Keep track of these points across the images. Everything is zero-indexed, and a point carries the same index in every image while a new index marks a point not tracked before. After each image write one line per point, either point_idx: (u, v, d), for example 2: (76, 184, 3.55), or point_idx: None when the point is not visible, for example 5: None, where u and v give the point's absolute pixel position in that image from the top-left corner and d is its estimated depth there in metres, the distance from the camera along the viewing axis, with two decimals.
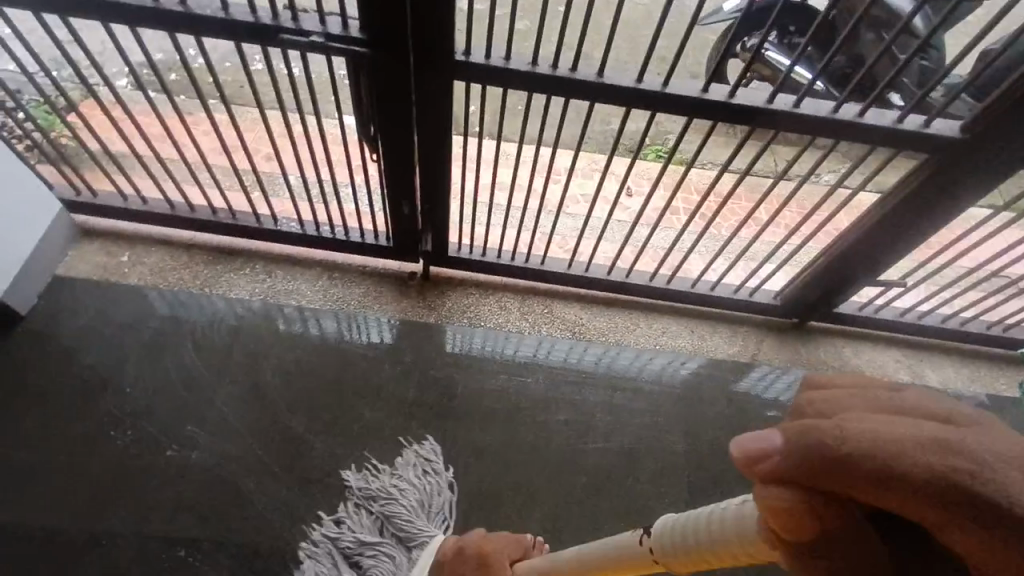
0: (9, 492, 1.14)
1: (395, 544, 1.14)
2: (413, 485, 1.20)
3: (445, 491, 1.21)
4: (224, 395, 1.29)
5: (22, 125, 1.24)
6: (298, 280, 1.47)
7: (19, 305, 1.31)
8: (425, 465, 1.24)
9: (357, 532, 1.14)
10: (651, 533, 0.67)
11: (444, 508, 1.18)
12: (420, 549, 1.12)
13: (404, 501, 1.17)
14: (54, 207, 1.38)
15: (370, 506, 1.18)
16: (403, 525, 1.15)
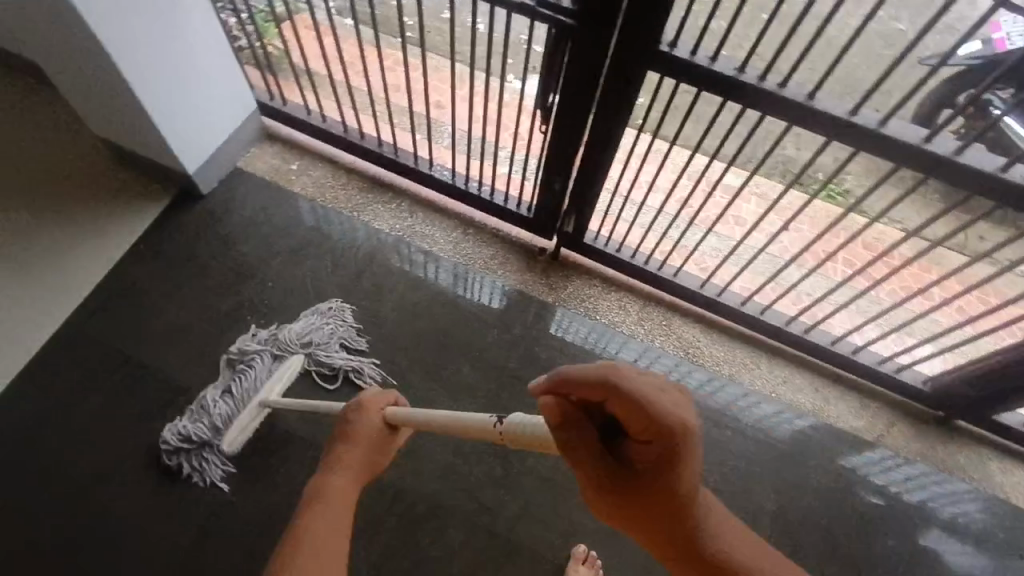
0: (159, 343, 1.31)
1: (268, 357, 1.27)
2: (319, 325, 1.33)
3: (340, 332, 1.33)
4: (346, 313, 1.38)
5: (245, 27, 1.38)
6: (435, 226, 1.53)
7: (202, 185, 1.47)
8: (334, 314, 1.36)
9: (253, 340, 1.29)
10: (504, 421, 0.75)
11: (331, 349, 1.31)
12: (288, 370, 1.26)
13: (285, 330, 1.31)
14: (251, 107, 1.52)
15: (263, 336, 1.31)
16: (280, 348, 1.28)
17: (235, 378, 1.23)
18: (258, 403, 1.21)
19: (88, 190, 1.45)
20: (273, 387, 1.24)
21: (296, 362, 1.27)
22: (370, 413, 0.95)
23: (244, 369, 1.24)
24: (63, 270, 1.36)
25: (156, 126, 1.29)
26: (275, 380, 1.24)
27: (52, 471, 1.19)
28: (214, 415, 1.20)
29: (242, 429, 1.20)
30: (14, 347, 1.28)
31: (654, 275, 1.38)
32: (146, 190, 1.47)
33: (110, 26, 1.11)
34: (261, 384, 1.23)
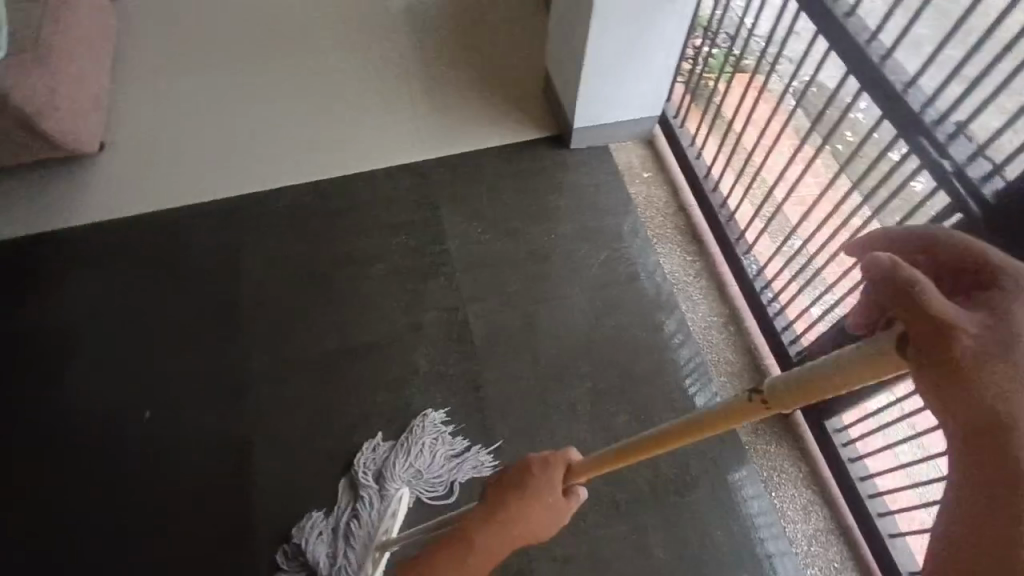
0: (457, 215, 1.59)
1: (375, 492, 1.23)
2: (418, 443, 1.28)
3: (438, 447, 1.28)
4: (580, 301, 1.47)
5: (704, 56, 1.55)
6: (706, 300, 1.50)
7: (575, 140, 1.69)
8: (445, 442, 1.29)
9: (356, 474, 1.25)
10: (761, 389, 0.61)
11: (433, 466, 1.27)
12: (401, 503, 1.23)
13: (397, 457, 1.26)
14: (655, 113, 1.69)
15: (368, 467, 1.26)
16: (387, 477, 1.24)
17: (355, 522, 1.20)
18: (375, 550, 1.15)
19: (509, 93, 1.80)
20: (390, 528, 1.20)
21: (404, 493, 1.23)
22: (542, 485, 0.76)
23: (356, 507, 1.22)
24: (452, 130, 1.73)
25: (581, 77, 1.55)
26: (389, 519, 1.20)
27: (341, 233, 1.55)
28: (341, 565, 1.16)
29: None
30: (392, 151, 1.69)
31: (867, 512, 1.22)
32: (540, 119, 1.76)
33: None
34: (376, 519, 1.21)
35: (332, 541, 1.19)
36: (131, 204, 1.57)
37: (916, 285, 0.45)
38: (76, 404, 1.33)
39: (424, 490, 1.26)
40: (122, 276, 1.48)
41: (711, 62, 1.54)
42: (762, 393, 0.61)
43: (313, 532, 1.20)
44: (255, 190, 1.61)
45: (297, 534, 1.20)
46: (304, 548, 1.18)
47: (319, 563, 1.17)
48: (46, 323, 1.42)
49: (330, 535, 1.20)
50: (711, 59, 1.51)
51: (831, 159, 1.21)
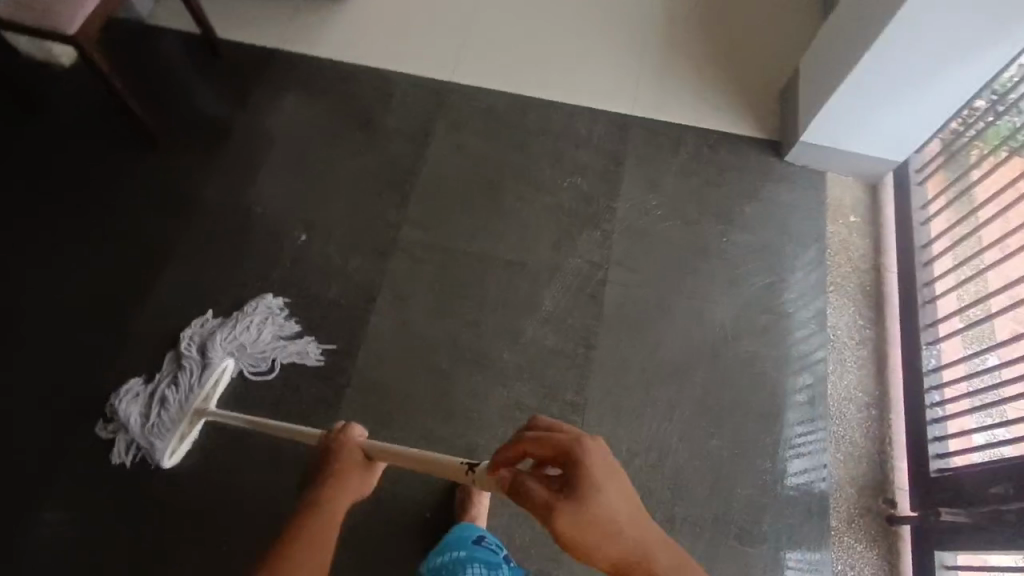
0: (640, 178, 1.54)
1: (198, 363, 1.29)
2: (247, 325, 1.32)
3: (266, 330, 1.33)
4: (724, 313, 1.39)
5: (977, 125, 1.37)
6: (858, 372, 1.35)
7: (792, 154, 1.56)
8: (276, 323, 1.35)
9: (180, 348, 1.30)
10: (473, 468, 0.80)
11: (259, 348, 1.32)
12: (224, 373, 1.30)
13: (221, 332, 1.31)
14: (895, 160, 1.50)
15: (195, 340, 1.31)
16: (208, 349, 1.29)
17: (172, 390, 1.26)
18: (193, 414, 1.25)
19: (742, 80, 1.68)
20: (208, 394, 1.27)
21: (227, 365, 1.29)
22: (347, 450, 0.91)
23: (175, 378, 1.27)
24: (670, 96, 1.66)
25: (831, 94, 1.40)
26: (211, 386, 1.27)
27: (523, 151, 1.57)
28: (156, 429, 1.23)
29: (180, 438, 1.24)
30: (603, 94, 1.66)
31: None
32: (763, 118, 1.63)
33: (921, 21, 1.21)
34: (193, 387, 1.26)
35: (147, 408, 1.26)
36: (358, 54, 1.69)
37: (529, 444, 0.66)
38: (254, 203, 1.49)
39: (249, 366, 1.32)
40: (326, 113, 1.60)
41: (982, 135, 1.36)
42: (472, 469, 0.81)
43: (131, 398, 1.26)
44: (465, 81, 1.66)
45: (116, 402, 1.26)
46: (121, 413, 1.25)
47: (132, 427, 1.24)
48: (255, 127, 1.58)
49: (148, 403, 1.26)
50: (985, 131, 1.34)
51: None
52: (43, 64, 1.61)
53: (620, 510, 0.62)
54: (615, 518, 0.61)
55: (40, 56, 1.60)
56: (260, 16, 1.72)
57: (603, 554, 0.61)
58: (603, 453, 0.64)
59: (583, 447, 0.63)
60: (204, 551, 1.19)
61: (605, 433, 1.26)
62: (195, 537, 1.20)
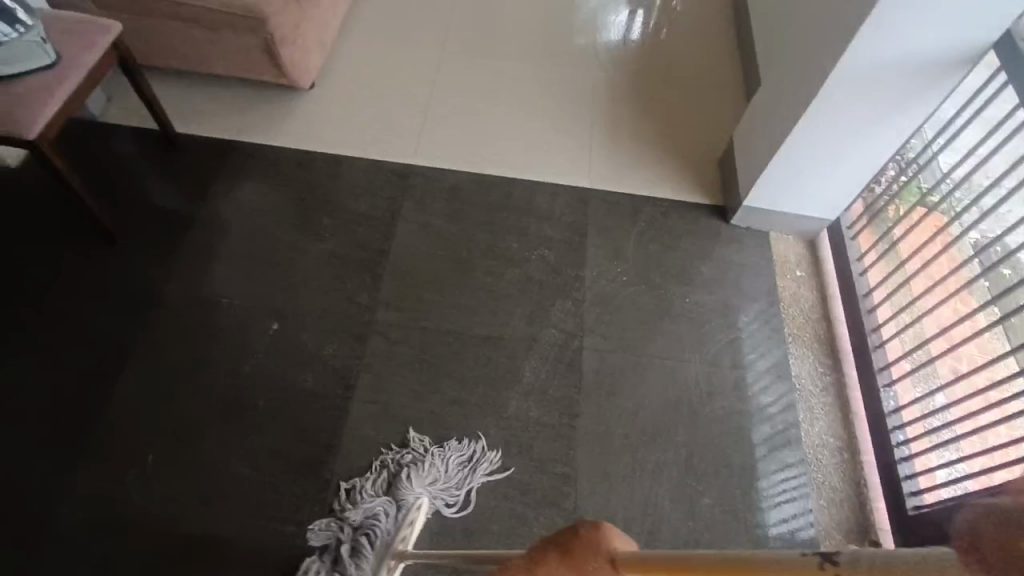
0: (602, 248, 1.62)
1: (388, 501, 1.23)
2: (431, 459, 1.27)
3: (450, 461, 1.27)
4: (696, 370, 1.45)
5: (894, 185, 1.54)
6: (826, 418, 1.43)
7: (738, 218, 1.68)
8: (459, 456, 1.28)
9: (360, 490, 1.24)
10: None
11: (450, 484, 1.26)
12: (419, 512, 1.21)
13: (413, 470, 1.26)
14: (829, 218, 1.65)
15: (367, 478, 1.26)
16: (398, 485, 1.24)
17: (364, 534, 1.19)
18: (388, 558, 1.13)
19: (683, 154, 1.82)
20: (404, 536, 1.18)
21: (422, 504, 1.22)
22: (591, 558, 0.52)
23: (364, 526, 1.20)
24: (619, 170, 1.77)
25: (769, 162, 1.54)
26: (407, 525, 1.19)
27: (490, 228, 1.62)
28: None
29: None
30: (559, 169, 1.76)
31: None
32: (707, 186, 1.77)
33: (838, 101, 1.37)
34: (383, 533, 1.20)
35: (348, 562, 1.16)
36: (320, 143, 1.72)
37: None
38: (220, 295, 1.46)
39: (441, 503, 1.25)
40: (291, 201, 1.61)
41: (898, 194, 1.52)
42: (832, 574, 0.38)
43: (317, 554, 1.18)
44: (427, 164, 1.72)
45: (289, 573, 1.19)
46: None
47: None
48: (218, 219, 1.56)
49: (341, 557, 1.17)
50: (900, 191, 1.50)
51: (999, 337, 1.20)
52: None
53: None
54: None
55: None
56: (219, 110, 1.74)
57: None
58: None
59: None
60: None
61: (597, 503, 1.26)
62: None
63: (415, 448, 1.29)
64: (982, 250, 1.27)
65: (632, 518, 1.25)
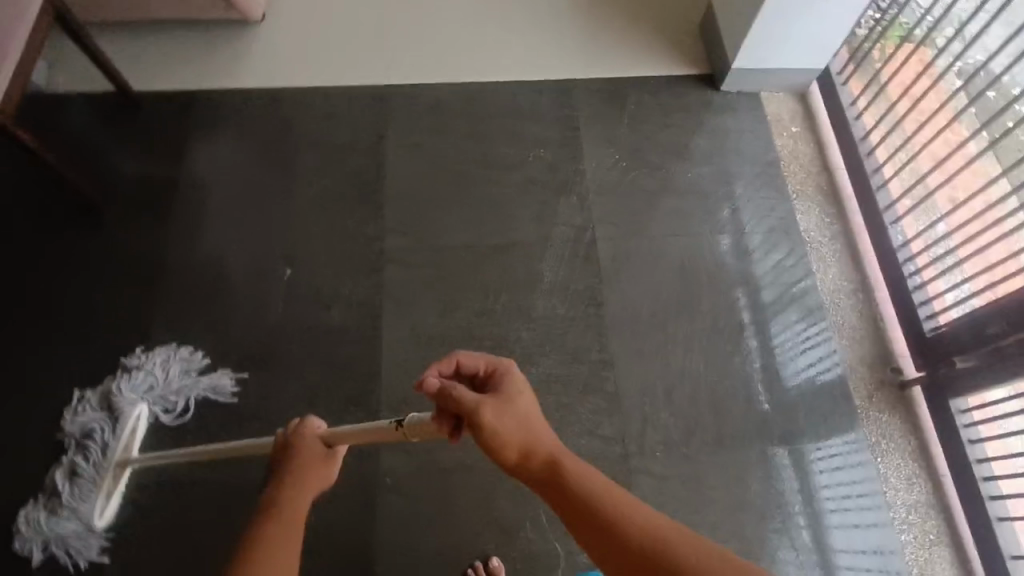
0: (597, 138, 1.59)
1: (104, 416, 1.25)
2: (146, 368, 1.30)
3: (166, 368, 1.30)
4: (709, 241, 1.47)
5: (874, 30, 1.50)
6: (838, 263, 1.48)
7: (728, 83, 1.65)
8: (180, 359, 1.32)
9: (80, 409, 1.26)
10: (402, 422, 0.81)
11: (170, 389, 1.29)
12: (139, 420, 1.26)
13: (127, 381, 1.28)
14: (817, 69, 1.63)
15: (86, 395, 1.28)
16: (111, 399, 1.26)
17: (88, 451, 1.22)
18: (112, 466, 1.20)
19: (662, 27, 1.75)
20: (128, 444, 1.23)
21: (139, 411, 1.25)
22: (310, 442, 0.87)
23: (87, 442, 1.23)
24: (600, 55, 1.71)
25: (754, 22, 1.49)
26: (125, 433, 1.24)
27: (480, 137, 1.58)
28: (72, 498, 1.18)
29: (108, 495, 1.19)
30: (537, 65, 1.69)
31: (974, 482, 1.27)
32: (691, 57, 1.71)
33: None
34: (108, 442, 1.23)
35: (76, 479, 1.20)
36: (285, 78, 1.63)
37: (450, 387, 0.73)
38: (226, 250, 1.43)
39: (162, 409, 1.29)
40: (270, 145, 1.55)
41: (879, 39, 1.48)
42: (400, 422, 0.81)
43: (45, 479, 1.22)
44: (402, 82, 1.64)
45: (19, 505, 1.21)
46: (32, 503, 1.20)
47: (52, 506, 1.18)
48: (201, 175, 1.51)
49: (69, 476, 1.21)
50: (882, 35, 1.46)
51: (997, 160, 1.23)
52: None
53: (541, 429, 0.73)
54: (521, 413, 0.73)
55: None
56: (171, 60, 1.63)
57: (544, 471, 0.70)
58: (520, 384, 0.76)
59: (507, 377, 0.77)
60: None
61: (637, 380, 1.32)
62: None
63: (133, 359, 1.31)
64: (971, 79, 1.27)
65: (671, 387, 1.32)
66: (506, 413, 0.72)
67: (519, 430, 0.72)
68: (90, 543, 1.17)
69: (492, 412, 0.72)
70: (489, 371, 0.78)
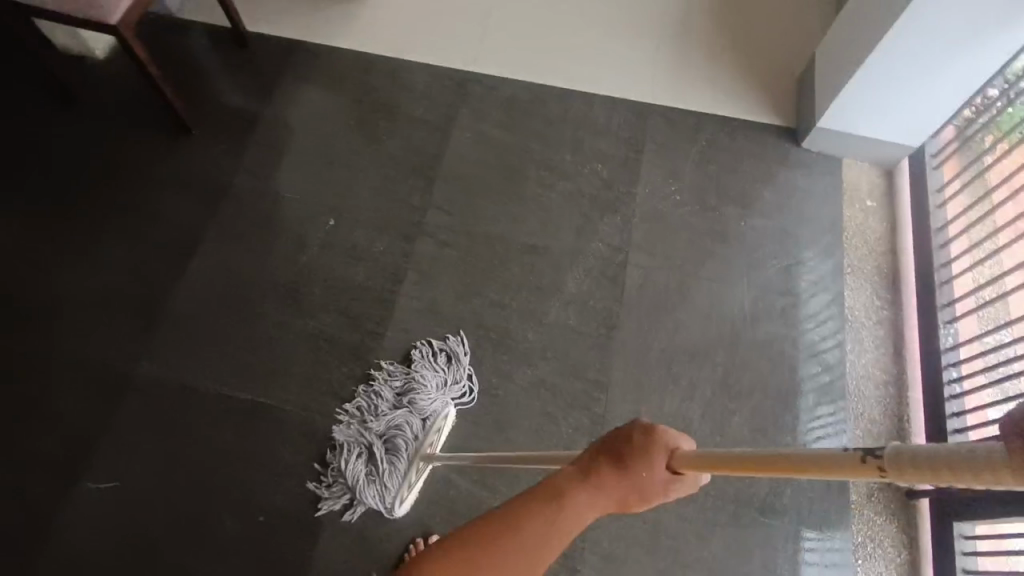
0: (657, 166, 1.57)
1: (409, 413, 1.29)
2: (428, 371, 1.33)
3: (444, 375, 1.33)
4: (742, 294, 1.42)
5: (987, 111, 1.38)
6: (873, 351, 1.39)
7: (809, 140, 1.58)
8: (440, 365, 1.34)
9: (378, 401, 1.31)
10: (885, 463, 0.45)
11: (431, 393, 1.30)
12: (446, 421, 1.29)
13: (420, 384, 1.31)
14: (911, 146, 1.52)
15: (376, 394, 1.32)
16: (414, 398, 1.30)
17: (398, 443, 1.27)
18: (418, 460, 1.26)
19: (758, 70, 1.70)
20: (436, 442, 1.28)
21: (449, 413, 1.29)
22: (658, 465, 0.55)
23: (396, 436, 1.27)
24: (686, 85, 1.68)
25: (846, 84, 1.43)
26: (435, 432, 1.28)
27: (544, 139, 1.60)
28: (386, 492, 1.24)
29: (411, 485, 1.25)
30: (621, 82, 1.68)
31: None
32: (780, 106, 1.66)
33: (922, 14, 1.24)
34: (418, 439, 1.27)
35: (384, 471, 1.25)
36: (380, 45, 1.72)
37: None
38: (281, 189, 1.53)
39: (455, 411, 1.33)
40: (350, 104, 1.64)
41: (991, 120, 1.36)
42: (880, 461, 0.46)
43: (347, 463, 1.26)
44: (485, 71, 1.69)
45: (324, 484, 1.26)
46: (344, 481, 1.25)
47: (365, 492, 1.24)
48: (281, 117, 1.62)
49: (376, 467, 1.26)
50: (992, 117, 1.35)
51: None
52: (77, 57, 1.67)
53: None
54: None
55: (76, 49, 1.66)
56: (286, 7, 1.75)
57: None
58: None
59: None
60: (243, 524, 1.25)
61: (624, 411, 1.31)
62: (235, 509, 1.26)
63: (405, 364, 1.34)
64: None
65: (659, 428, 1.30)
66: None
67: None
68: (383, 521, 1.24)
69: None
70: None
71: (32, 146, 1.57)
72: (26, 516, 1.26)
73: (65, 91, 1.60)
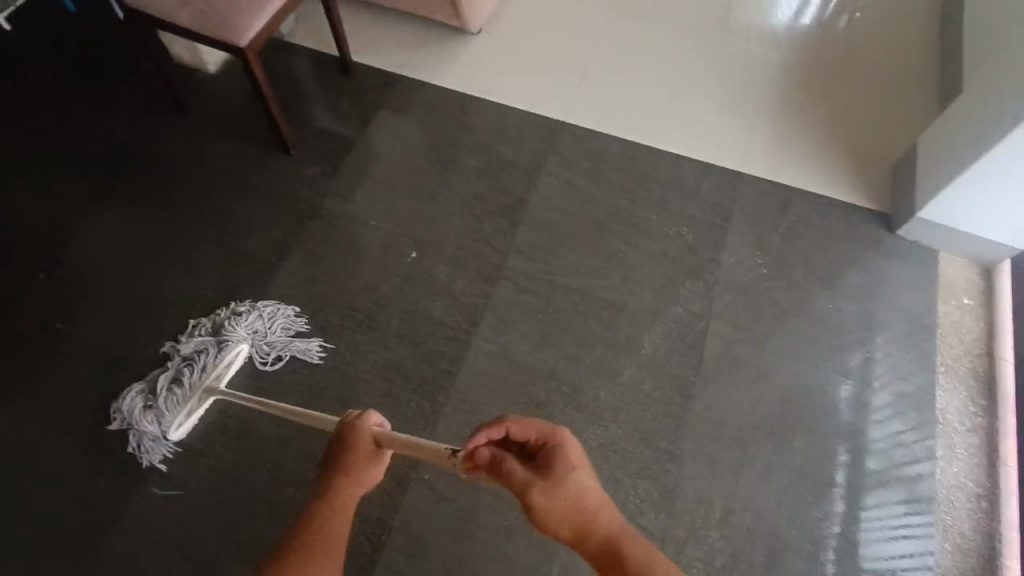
0: (746, 236, 1.54)
1: (213, 343, 1.36)
2: (246, 311, 1.41)
3: (258, 318, 1.40)
4: (824, 380, 1.37)
5: None
6: (965, 459, 1.31)
7: (905, 230, 1.54)
8: (263, 310, 1.41)
9: (194, 333, 1.39)
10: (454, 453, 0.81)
11: (240, 330, 1.38)
12: (237, 356, 1.37)
13: (234, 319, 1.39)
14: (1015, 248, 1.46)
15: (198, 328, 1.40)
16: (223, 329, 1.38)
17: (187, 370, 1.33)
18: (202, 391, 1.32)
19: (854, 151, 1.67)
20: (222, 377, 1.34)
21: (242, 349, 1.36)
22: (361, 446, 0.86)
23: (190, 364, 1.34)
24: (779, 159, 1.66)
25: (953, 178, 1.39)
26: (223, 365, 1.35)
27: (632, 196, 1.59)
28: (163, 420, 1.30)
29: (189, 414, 1.31)
30: (712, 147, 1.68)
31: None
32: (874, 190, 1.62)
33: None
34: (207, 368, 1.34)
35: (169, 396, 1.31)
36: (477, 86, 1.76)
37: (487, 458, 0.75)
38: (368, 215, 1.56)
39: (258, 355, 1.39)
40: (442, 139, 1.67)
41: None
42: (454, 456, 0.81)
43: (146, 385, 1.34)
44: (578, 123, 1.70)
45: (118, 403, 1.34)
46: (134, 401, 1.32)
47: (147, 415, 1.31)
48: (374, 145, 1.66)
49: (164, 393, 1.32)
50: None
51: None
52: (190, 69, 1.76)
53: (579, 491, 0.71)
54: (575, 487, 0.71)
55: (191, 61, 1.74)
56: (390, 43, 1.82)
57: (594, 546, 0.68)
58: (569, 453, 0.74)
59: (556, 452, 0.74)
60: None
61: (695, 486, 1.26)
62: None
63: (233, 305, 1.43)
64: None
65: (730, 509, 1.24)
66: (565, 481, 0.71)
67: (596, 501, 0.70)
68: (160, 448, 1.30)
69: (551, 473, 0.72)
70: (537, 442, 0.76)
71: (142, 149, 1.65)
72: (89, 512, 1.27)
73: (177, 100, 1.67)
